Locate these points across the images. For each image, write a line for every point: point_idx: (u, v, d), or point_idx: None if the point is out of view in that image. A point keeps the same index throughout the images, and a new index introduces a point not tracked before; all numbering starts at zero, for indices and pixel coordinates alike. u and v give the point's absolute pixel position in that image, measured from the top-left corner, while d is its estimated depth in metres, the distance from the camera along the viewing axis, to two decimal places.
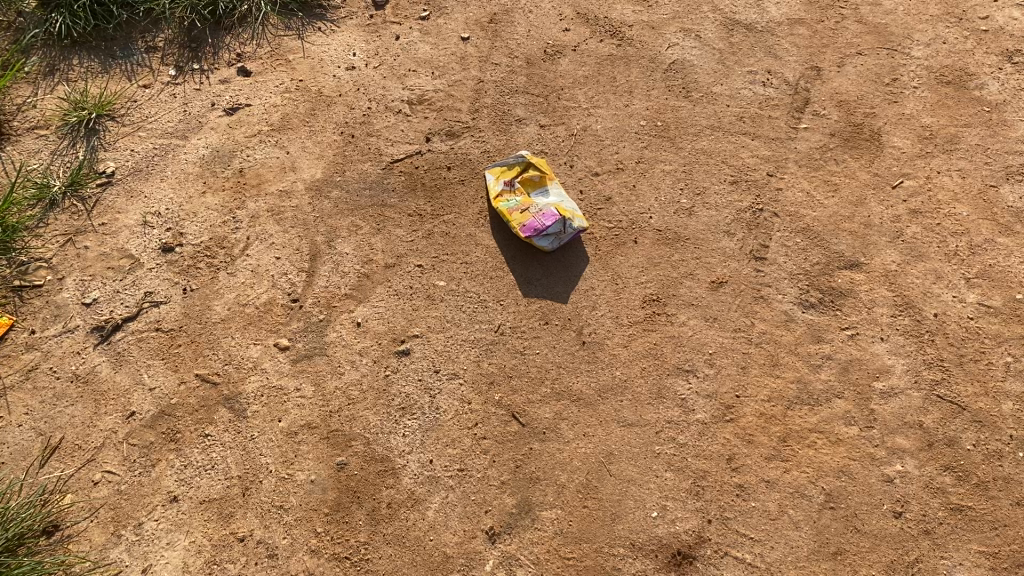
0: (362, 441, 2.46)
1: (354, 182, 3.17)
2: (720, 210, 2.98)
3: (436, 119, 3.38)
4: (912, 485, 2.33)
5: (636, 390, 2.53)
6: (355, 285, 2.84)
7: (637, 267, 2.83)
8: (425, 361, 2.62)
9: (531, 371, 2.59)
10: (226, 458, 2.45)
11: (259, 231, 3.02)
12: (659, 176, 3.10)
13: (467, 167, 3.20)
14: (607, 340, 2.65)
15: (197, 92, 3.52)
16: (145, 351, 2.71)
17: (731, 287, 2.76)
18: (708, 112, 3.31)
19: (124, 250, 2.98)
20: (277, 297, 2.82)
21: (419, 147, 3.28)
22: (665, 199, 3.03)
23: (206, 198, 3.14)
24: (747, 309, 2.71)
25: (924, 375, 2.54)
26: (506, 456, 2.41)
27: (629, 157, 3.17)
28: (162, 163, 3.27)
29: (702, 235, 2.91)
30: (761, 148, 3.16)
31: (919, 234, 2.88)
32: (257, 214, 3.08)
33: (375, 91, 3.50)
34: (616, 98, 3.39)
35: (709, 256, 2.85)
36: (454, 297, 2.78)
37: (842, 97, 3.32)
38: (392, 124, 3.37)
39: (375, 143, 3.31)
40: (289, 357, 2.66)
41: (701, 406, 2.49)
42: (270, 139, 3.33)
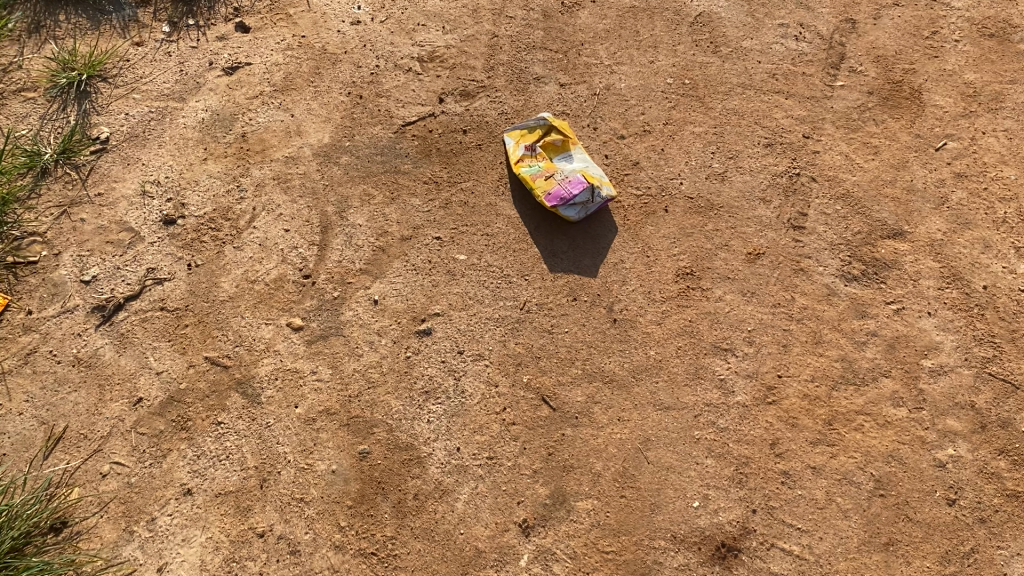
0: (384, 428, 2.33)
1: (365, 147, 2.99)
2: (754, 175, 2.82)
3: (449, 77, 3.18)
4: (966, 470, 2.22)
5: (672, 370, 2.40)
6: (370, 260, 2.68)
7: (669, 238, 2.68)
8: (448, 342, 2.49)
9: (560, 352, 2.45)
10: (241, 447, 2.32)
11: (265, 202, 2.85)
12: (688, 139, 2.93)
13: (484, 130, 3.02)
14: (640, 318, 2.51)
15: (194, 51, 3.32)
16: (150, 331, 2.56)
17: (769, 259, 2.61)
18: (738, 69, 3.12)
19: (123, 223, 2.81)
20: (288, 273, 2.66)
21: (432, 109, 3.09)
22: (696, 163, 2.86)
23: (207, 165, 2.96)
24: (786, 282, 2.56)
25: (975, 353, 2.41)
26: (538, 443, 2.29)
27: (655, 118, 3.00)
28: (160, 128, 3.08)
29: (737, 202, 2.75)
30: (796, 108, 2.99)
31: (965, 200, 2.72)
32: (263, 182, 2.91)
33: (383, 47, 3.30)
34: (639, 55, 3.19)
35: (744, 225, 2.70)
36: (475, 272, 2.64)
37: (880, 52, 3.13)
38: (403, 84, 3.18)
39: (385, 104, 3.12)
40: (303, 338, 2.52)
41: (741, 387, 2.37)
42: (273, 101, 3.14)
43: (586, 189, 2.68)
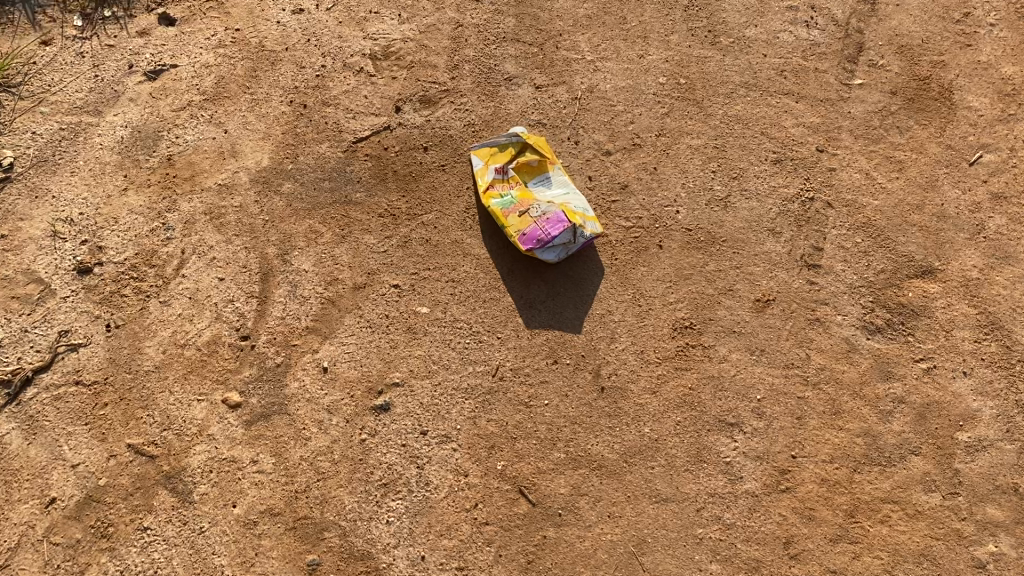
0: (337, 533, 2.01)
1: (311, 171, 2.59)
2: (761, 200, 2.44)
3: (406, 80, 2.75)
4: (1010, 572, 1.93)
5: (670, 453, 2.07)
6: (319, 316, 2.32)
7: (664, 282, 2.32)
8: (409, 420, 2.14)
9: (540, 430, 2.12)
10: (171, 560, 2.01)
11: (196, 243, 2.46)
12: (684, 154, 2.53)
13: (447, 147, 2.61)
14: (631, 385, 2.17)
15: (111, 50, 2.86)
16: (64, 412, 2.20)
17: (779, 307, 2.26)
18: (740, 64, 2.70)
19: (31, 273, 2.42)
20: (223, 334, 2.30)
21: (388, 120, 2.67)
22: (693, 186, 2.48)
23: (128, 196, 2.55)
24: (799, 337, 2.22)
25: (1018, 422, 2.09)
26: (516, 549, 1.98)
27: (646, 128, 2.59)
28: (72, 149, 2.66)
29: (741, 235, 2.38)
30: (808, 114, 2.59)
31: (1004, 228, 2.36)
32: (193, 217, 2.51)
33: (329, 42, 2.85)
34: (626, 47, 2.76)
35: (751, 264, 2.33)
36: (440, 330, 2.28)
37: (903, 40, 2.71)
38: (354, 88, 2.75)
39: (333, 115, 2.70)
40: (241, 418, 2.17)
41: (750, 472, 2.05)
42: (203, 113, 2.71)
43: (566, 224, 2.28)
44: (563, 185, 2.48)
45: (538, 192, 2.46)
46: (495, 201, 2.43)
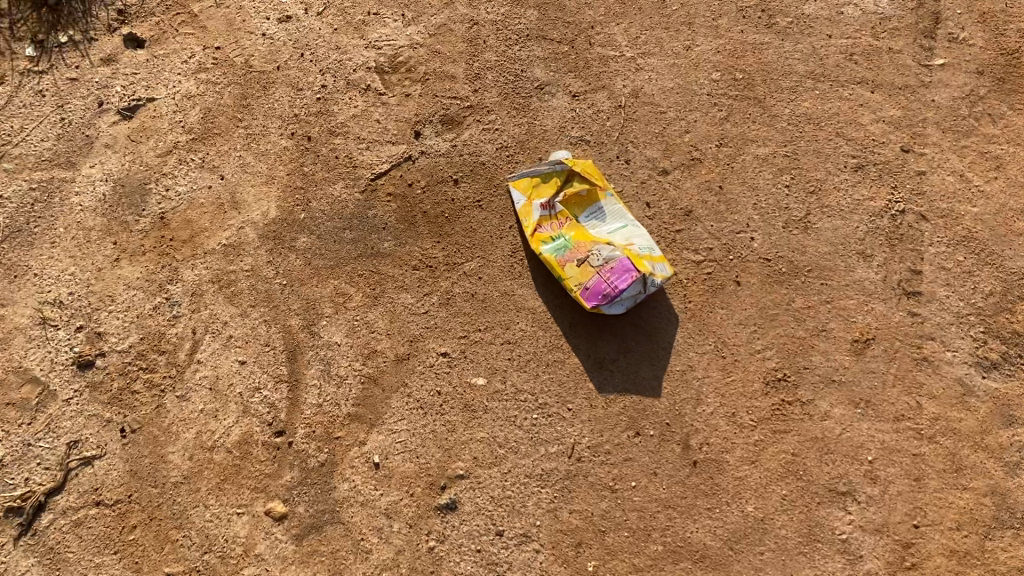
0: None
1: (327, 218, 2.26)
2: (845, 216, 2.15)
3: (422, 96, 2.40)
4: None
5: (779, 535, 1.86)
6: (361, 399, 2.04)
7: (747, 327, 2.05)
8: (481, 519, 1.90)
9: (630, 518, 1.88)
10: None
11: (208, 319, 2.16)
12: (752, 167, 2.23)
13: (480, 177, 2.28)
14: (725, 455, 1.93)
15: (75, 85, 2.48)
16: (88, 540, 1.95)
17: (881, 347, 2.01)
18: (803, 49, 2.36)
19: (24, 372, 2.12)
20: (255, 430, 2.02)
21: (407, 148, 2.33)
22: (767, 206, 2.18)
23: (122, 268, 2.23)
24: (907, 381, 1.98)
25: None
26: None
27: (704, 138, 2.27)
28: (48, 213, 2.31)
29: (828, 261, 2.11)
30: (886, 106, 2.27)
31: None
32: (199, 288, 2.19)
33: (327, 55, 2.47)
34: (670, 37, 2.41)
35: (843, 297, 2.07)
36: (502, 404, 2.01)
37: (985, 6, 2.38)
38: (363, 111, 2.39)
39: (343, 146, 2.35)
40: (291, 532, 1.92)
41: (871, 550, 1.84)
42: (193, 156, 2.36)
43: (635, 272, 2.00)
44: (619, 216, 2.18)
45: (593, 228, 2.17)
46: (546, 244, 2.13)
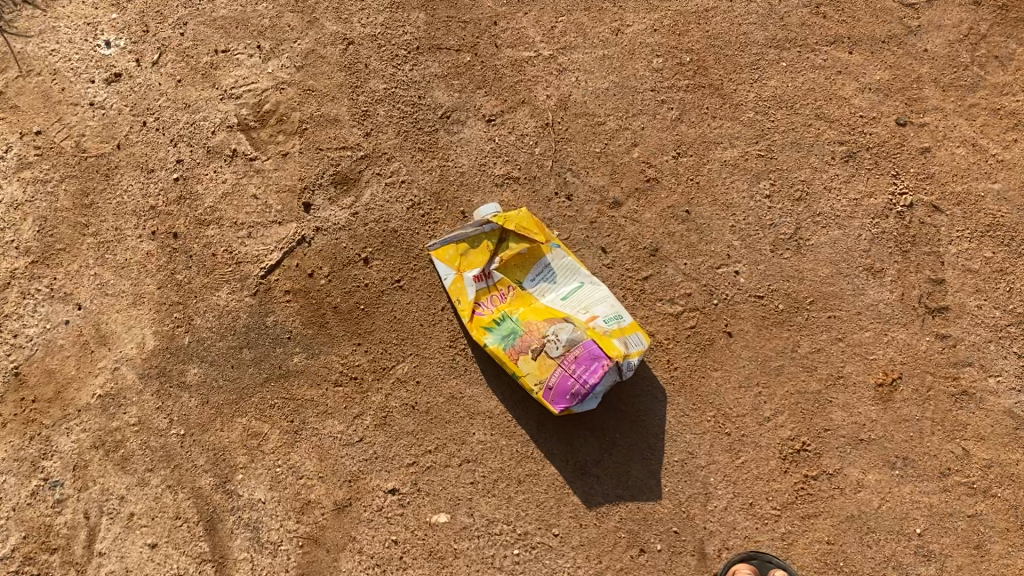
0: None
1: (218, 338, 1.82)
2: (844, 225, 1.76)
3: (303, 153, 1.91)
4: None
5: None
6: (305, 567, 1.67)
7: (750, 390, 1.69)
8: None
9: None
10: None
11: (101, 498, 1.76)
12: (722, 177, 1.80)
13: (394, 249, 1.84)
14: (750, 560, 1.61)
15: None
16: None
17: (911, 387, 1.66)
18: (758, 9, 1.89)
19: None
20: None
21: (298, 227, 1.87)
22: (747, 225, 1.77)
23: None
24: (949, 424, 1.64)
25: None
26: None
27: (657, 149, 1.83)
28: None
29: (832, 287, 1.73)
30: (871, 68, 1.84)
31: None
32: (82, 459, 1.78)
33: (176, 119, 1.97)
34: (593, 21, 1.93)
35: (857, 331, 1.70)
36: (474, 544, 1.66)
37: None
38: (234, 186, 1.91)
39: (218, 238, 1.89)
40: None
41: None
42: (38, 285, 1.89)
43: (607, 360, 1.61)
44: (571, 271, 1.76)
45: (543, 294, 1.75)
46: (491, 330, 1.72)
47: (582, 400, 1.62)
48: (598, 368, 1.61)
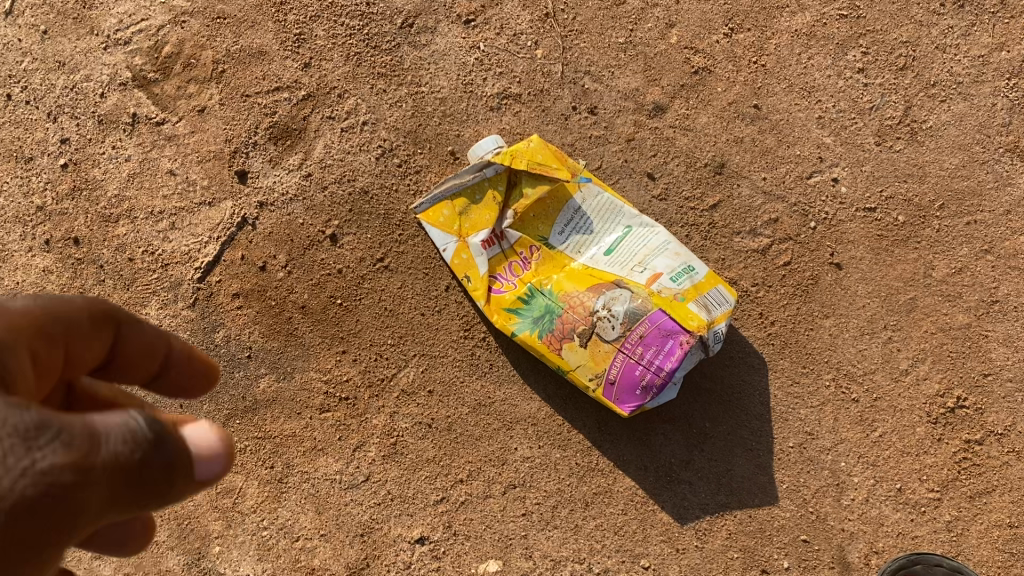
0: None
1: None
2: (972, 94, 1.28)
3: (224, 105, 1.40)
4: None
5: None
6: None
7: (877, 337, 1.25)
8: None
9: None
10: None
11: None
12: (796, 53, 1.32)
13: (369, 216, 1.36)
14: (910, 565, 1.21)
15: None
16: None
17: None
18: None
19: None
20: None
21: (235, 206, 1.38)
22: (840, 113, 1.30)
23: None
24: None
25: None
26: None
27: (702, 27, 1.33)
28: None
29: (967, 182, 1.27)
30: None
31: None
32: None
33: (47, 84, 1.44)
34: None
35: (1010, 236, 1.25)
36: None
37: None
38: (142, 163, 1.42)
39: (133, 236, 1.41)
40: None
41: None
42: None
43: (687, 334, 1.16)
44: (610, 213, 1.30)
45: (579, 251, 1.28)
46: (518, 311, 1.26)
47: (660, 392, 1.17)
48: (675, 347, 1.16)
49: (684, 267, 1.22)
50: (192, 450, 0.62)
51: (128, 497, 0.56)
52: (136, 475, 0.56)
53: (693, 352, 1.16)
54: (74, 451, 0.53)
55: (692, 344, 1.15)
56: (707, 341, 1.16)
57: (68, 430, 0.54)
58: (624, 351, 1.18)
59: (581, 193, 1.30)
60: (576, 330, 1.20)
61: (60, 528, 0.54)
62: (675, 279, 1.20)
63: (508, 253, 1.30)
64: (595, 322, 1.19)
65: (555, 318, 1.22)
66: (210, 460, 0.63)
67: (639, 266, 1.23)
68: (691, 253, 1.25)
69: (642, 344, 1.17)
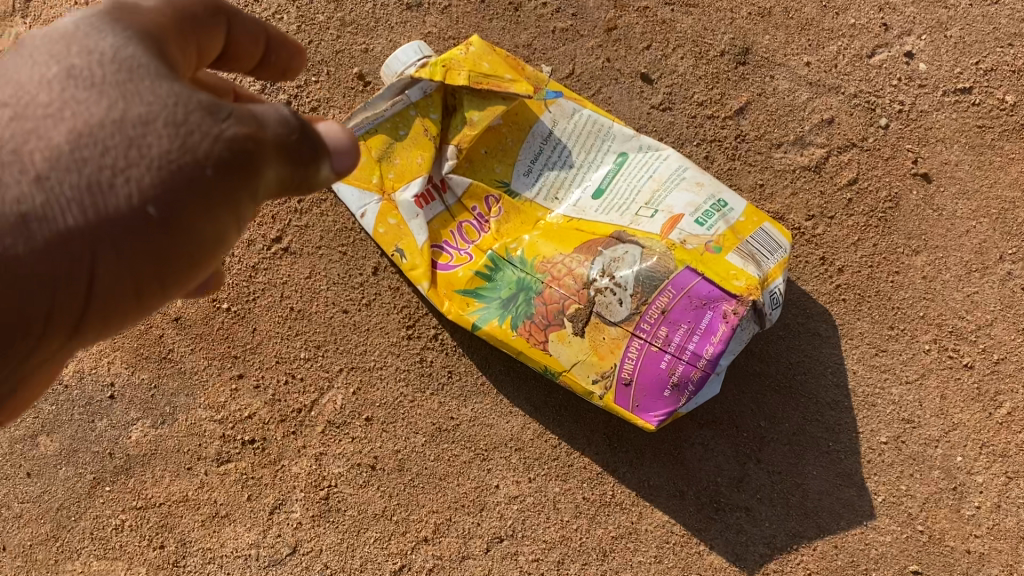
0: None
1: None
2: None
3: None
4: None
5: None
6: None
7: (991, 274, 0.87)
8: None
9: None
10: None
11: None
12: None
13: None
14: None
15: None
16: None
17: None
18: None
19: None
20: None
21: None
22: None
23: None
24: None
25: None
26: None
27: None
28: None
29: None
30: None
31: None
32: None
33: None
34: None
35: None
36: None
37: None
38: None
39: None
40: None
41: None
42: None
43: (731, 301, 0.76)
44: (595, 137, 0.89)
45: (557, 196, 0.88)
46: (479, 293, 0.86)
47: (698, 391, 0.78)
48: (715, 322, 0.76)
49: (712, 203, 0.82)
50: (327, 141, 0.45)
51: (303, 182, 0.43)
52: (292, 154, 0.42)
53: (742, 326, 0.77)
54: (248, 124, 0.40)
55: (739, 316, 0.76)
56: (760, 308, 0.77)
57: (238, 109, 0.41)
58: (639, 335, 0.78)
59: (550, 113, 0.90)
60: (566, 313, 0.80)
61: (229, 208, 0.41)
62: (702, 221, 0.81)
63: (455, 210, 0.90)
64: (592, 297, 0.80)
65: (533, 297, 0.82)
66: (343, 151, 0.46)
67: (647, 208, 0.83)
68: (718, 182, 0.85)
69: (666, 323, 0.77)
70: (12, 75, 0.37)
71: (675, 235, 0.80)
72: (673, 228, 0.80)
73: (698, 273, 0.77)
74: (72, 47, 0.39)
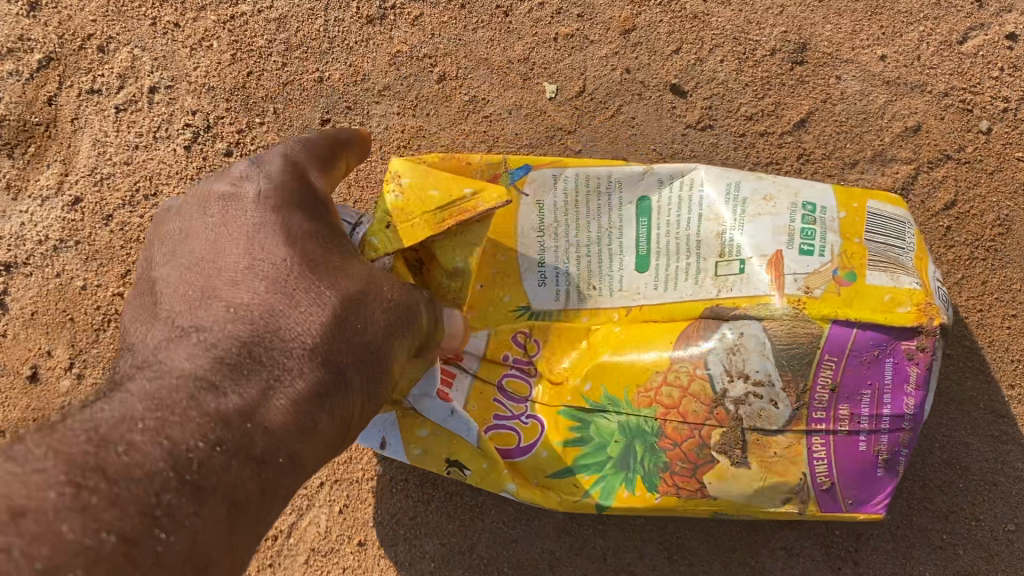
0: None
1: None
2: None
3: None
4: None
5: None
6: None
7: None
8: None
9: None
10: None
11: None
12: None
13: None
14: None
15: None
16: None
17: None
18: None
19: None
20: None
21: None
22: None
23: None
24: None
25: None
26: None
27: None
28: None
29: None
30: None
31: None
32: None
33: None
34: None
35: None
36: None
37: None
38: None
39: None
40: None
41: None
42: None
43: (910, 339, 0.54)
44: (597, 198, 0.64)
45: (593, 289, 0.65)
46: (579, 467, 0.61)
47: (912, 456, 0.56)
48: (902, 371, 0.54)
49: (800, 213, 0.59)
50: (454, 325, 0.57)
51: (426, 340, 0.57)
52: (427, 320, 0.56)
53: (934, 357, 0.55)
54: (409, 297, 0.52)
55: (929, 351, 0.54)
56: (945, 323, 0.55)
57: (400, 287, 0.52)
58: (817, 429, 0.55)
59: (529, 198, 0.65)
60: (711, 446, 0.56)
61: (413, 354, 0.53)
62: (808, 248, 0.58)
63: (483, 376, 0.66)
64: (737, 413, 0.56)
65: (654, 446, 0.58)
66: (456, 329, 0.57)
67: (724, 261, 0.61)
68: (780, 177, 0.62)
69: (842, 400, 0.55)
70: (243, 266, 0.45)
71: (793, 286, 0.57)
72: (783, 277, 0.58)
73: (853, 321, 0.55)
74: (290, 238, 0.47)
